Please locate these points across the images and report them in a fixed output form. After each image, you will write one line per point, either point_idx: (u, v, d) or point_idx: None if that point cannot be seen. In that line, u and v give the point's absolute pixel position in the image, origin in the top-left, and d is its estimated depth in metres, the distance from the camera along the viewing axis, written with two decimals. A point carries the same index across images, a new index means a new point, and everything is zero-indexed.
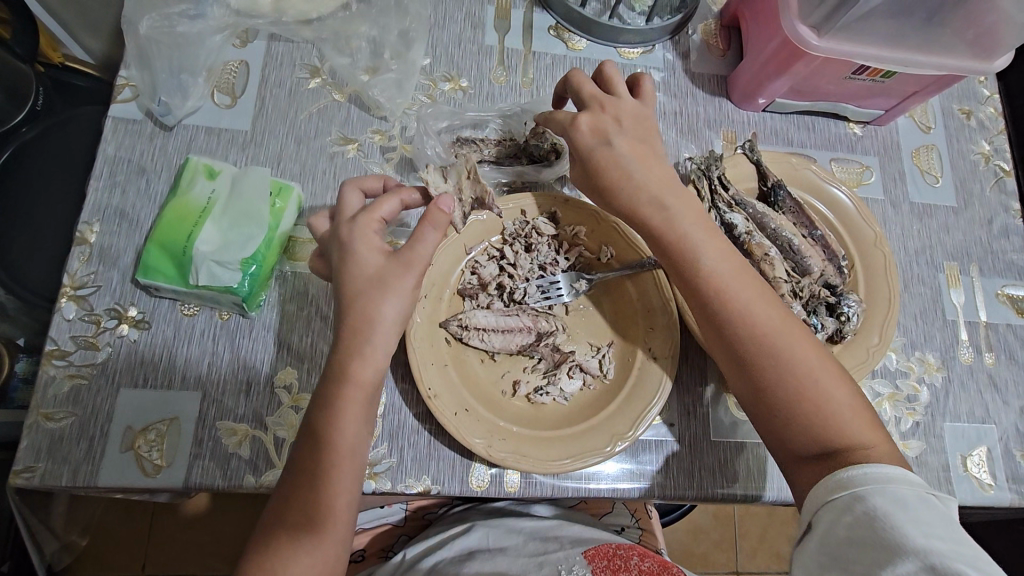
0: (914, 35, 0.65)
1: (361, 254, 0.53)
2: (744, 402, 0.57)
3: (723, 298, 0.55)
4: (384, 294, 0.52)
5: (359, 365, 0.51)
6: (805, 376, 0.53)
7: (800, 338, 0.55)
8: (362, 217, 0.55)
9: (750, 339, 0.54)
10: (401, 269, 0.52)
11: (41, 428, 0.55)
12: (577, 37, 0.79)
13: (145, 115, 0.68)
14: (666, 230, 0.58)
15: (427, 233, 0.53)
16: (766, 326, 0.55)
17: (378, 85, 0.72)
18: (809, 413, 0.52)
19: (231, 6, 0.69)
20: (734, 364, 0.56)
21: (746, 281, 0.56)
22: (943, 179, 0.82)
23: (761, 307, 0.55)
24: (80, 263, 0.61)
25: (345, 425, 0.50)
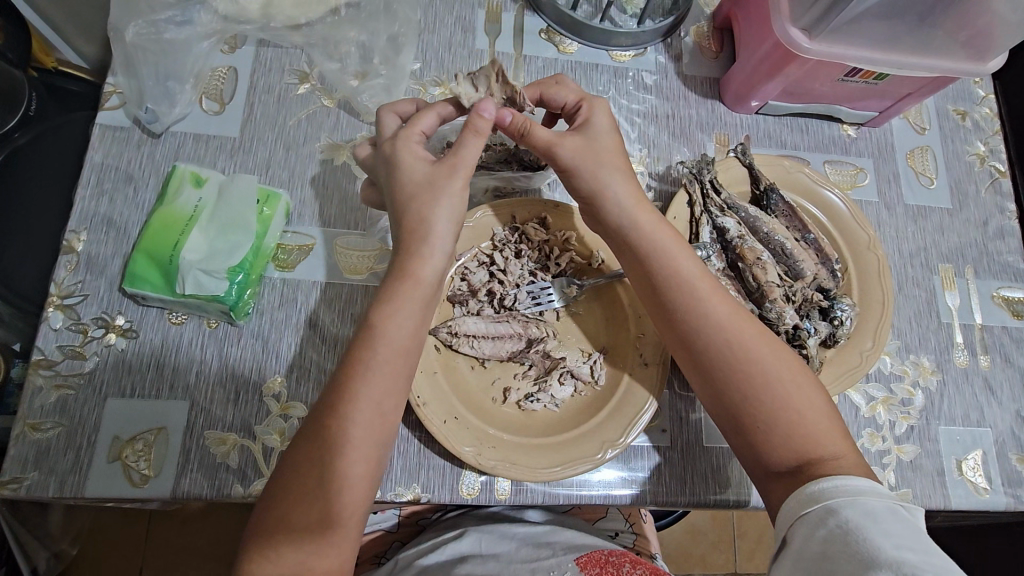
0: (908, 36, 0.65)
1: (405, 164, 0.54)
2: (719, 421, 0.57)
3: (698, 313, 0.56)
4: (437, 197, 0.52)
5: (417, 269, 0.52)
6: (782, 387, 0.53)
7: (774, 350, 0.55)
8: (402, 132, 0.56)
9: (727, 350, 0.55)
10: (448, 172, 0.53)
11: (27, 439, 0.55)
12: (569, 40, 0.78)
13: (133, 122, 0.67)
14: (643, 241, 0.58)
15: (468, 139, 0.53)
16: (741, 339, 0.55)
17: (367, 91, 0.71)
18: (789, 424, 0.53)
19: (219, 12, 0.68)
20: (709, 382, 0.56)
21: (720, 295, 0.57)
22: (938, 181, 0.81)
23: (736, 319, 0.56)
24: (66, 272, 0.61)
25: (397, 326, 0.51)
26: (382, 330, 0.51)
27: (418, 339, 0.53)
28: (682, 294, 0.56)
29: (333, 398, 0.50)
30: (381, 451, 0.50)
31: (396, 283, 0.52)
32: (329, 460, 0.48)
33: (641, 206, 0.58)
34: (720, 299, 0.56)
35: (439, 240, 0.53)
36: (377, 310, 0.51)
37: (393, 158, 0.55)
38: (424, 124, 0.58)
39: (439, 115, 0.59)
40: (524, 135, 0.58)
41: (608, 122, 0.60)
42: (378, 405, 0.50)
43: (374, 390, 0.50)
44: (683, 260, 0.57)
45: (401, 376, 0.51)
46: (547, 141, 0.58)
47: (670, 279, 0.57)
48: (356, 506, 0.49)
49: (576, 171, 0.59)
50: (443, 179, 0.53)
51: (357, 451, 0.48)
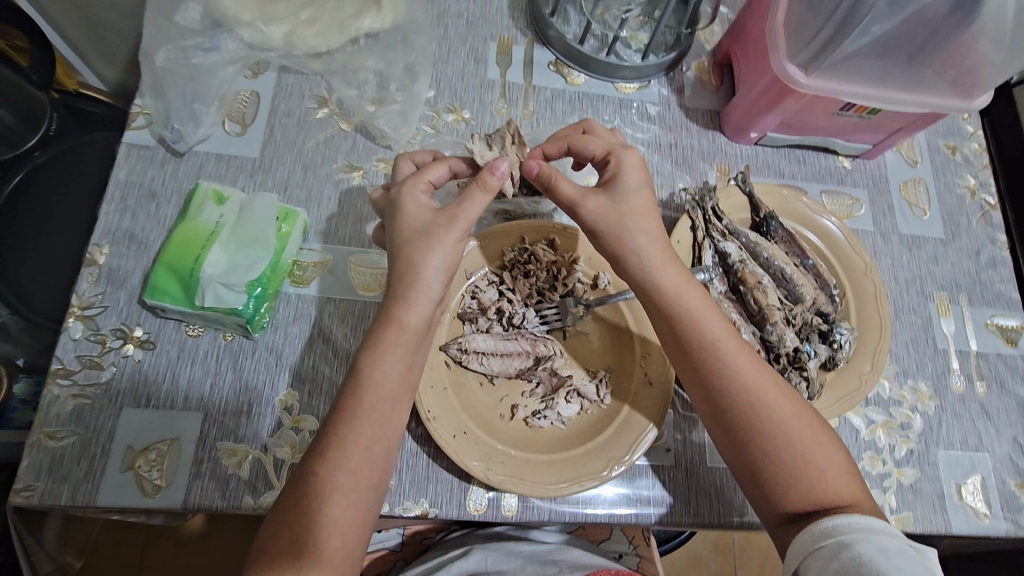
0: (898, 75, 0.68)
1: (409, 212, 0.56)
2: (739, 476, 0.57)
3: (727, 372, 0.57)
4: (429, 247, 0.54)
5: (406, 311, 0.53)
6: (805, 443, 0.55)
7: (796, 407, 0.56)
8: (409, 180, 0.58)
9: (750, 405, 0.56)
10: (446, 222, 0.54)
11: (42, 447, 0.56)
12: (576, 72, 0.82)
13: (158, 142, 0.70)
14: (673, 299, 0.58)
15: (476, 194, 0.55)
16: (764, 394, 0.56)
17: (383, 116, 0.74)
18: (810, 479, 0.54)
19: (245, 40, 0.72)
20: (731, 438, 0.57)
21: (748, 353, 0.58)
22: (931, 212, 0.84)
23: (758, 374, 0.57)
24: (87, 284, 0.63)
25: (385, 368, 0.52)
26: (369, 370, 0.52)
27: (406, 384, 0.54)
28: (711, 352, 0.57)
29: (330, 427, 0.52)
30: (370, 487, 0.51)
31: (382, 329, 0.53)
32: (312, 505, 0.49)
33: (668, 262, 0.59)
34: (745, 356, 0.57)
35: (428, 285, 0.54)
36: (367, 355, 0.53)
37: (396, 207, 0.57)
38: (434, 174, 0.59)
39: (450, 168, 0.61)
40: (551, 187, 0.60)
41: (636, 173, 0.60)
42: (366, 442, 0.51)
43: (368, 425, 0.51)
44: (710, 317, 0.58)
45: (386, 409, 0.52)
46: (572, 199, 0.60)
47: (700, 338, 0.57)
48: (348, 533, 0.49)
49: (583, 197, 0.59)
50: (438, 231, 0.54)
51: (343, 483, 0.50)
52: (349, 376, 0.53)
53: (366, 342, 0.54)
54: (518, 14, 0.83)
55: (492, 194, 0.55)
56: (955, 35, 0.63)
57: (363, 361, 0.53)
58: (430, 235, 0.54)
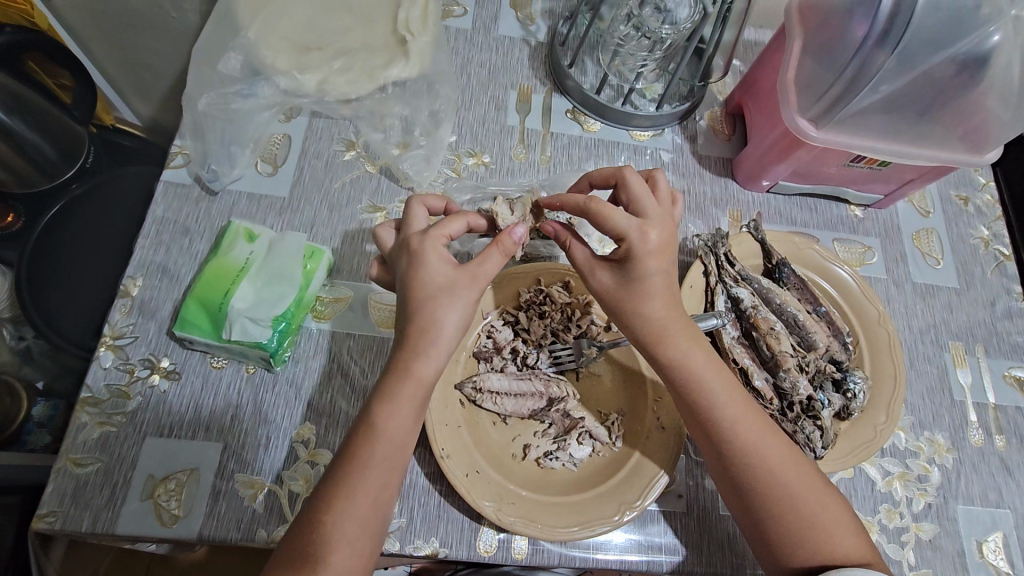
0: (908, 129, 0.69)
1: (430, 265, 0.55)
2: (745, 530, 0.58)
3: (733, 434, 0.57)
4: (451, 303, 0.55)
5: (421, 362, 0.54)
6: (810, 503, 0.55)
7: (802, 468, 0.57)
8: (431, 232, 0.57)
9: (756, 466, 0.56)
10: (468, 281, 0.55)
11: (68, 473, 0.57)
12: (592, 120, 0.85)
13: (194, 180, 0.74)
14: (680, 362, 0.58)
15: (493, 254, 0.57)
16: (769, 456, 0.56)
17: (407, 160, 0.78)
18: (815, 540, 0.54)
19: (280, 87, 0.76)
20: (738, 496, 0.57)
21: (753, 414, 0.58)
22: (944, 262, 0.85)
23: (764, 436, 0.57)
24: (120, 315, 0.65)
25: (398, 419, 0.53)
26: (384, 420, 0.53)
27: (418, 422, 0.55)
28: (716, 414, 0.58)
29: (338, 471, 0.53)
30: (372, 539, 0.52)
31: (399, 382, 0.54)
32: (316, 555, 0.49)
33: (676, 325, 0.59)
34: (750, 417, 0.58)
35: (444, 341, 0.54)
36: (380, 405, 0.54)
37: (415, 259, 0.56)
38: (452, 228, 0.59)
39: (467, 224, 0.61)
40: (565, 249, 0.63)
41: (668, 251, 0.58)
42: (371, 493, 0.52)
43: (366, 483, 0.52)
44: (715, 378, 0.58)
45: (391, 461, 0.53)
46: (584, 263, 0.61)
47: (707, 401, 0.58)
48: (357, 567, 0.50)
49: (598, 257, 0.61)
50: (463, 289, 0.55)
51: (348, 531, 0.50)
52: (361, 422, 0.54)
53: (377, 392, 0.55)
54: (538, 65, 0.88)
55: (506, 256, 0.58)
56: (965, 92, 0.65)
57: (380, 399, 0.54)
58: (454, 292, 0.55)
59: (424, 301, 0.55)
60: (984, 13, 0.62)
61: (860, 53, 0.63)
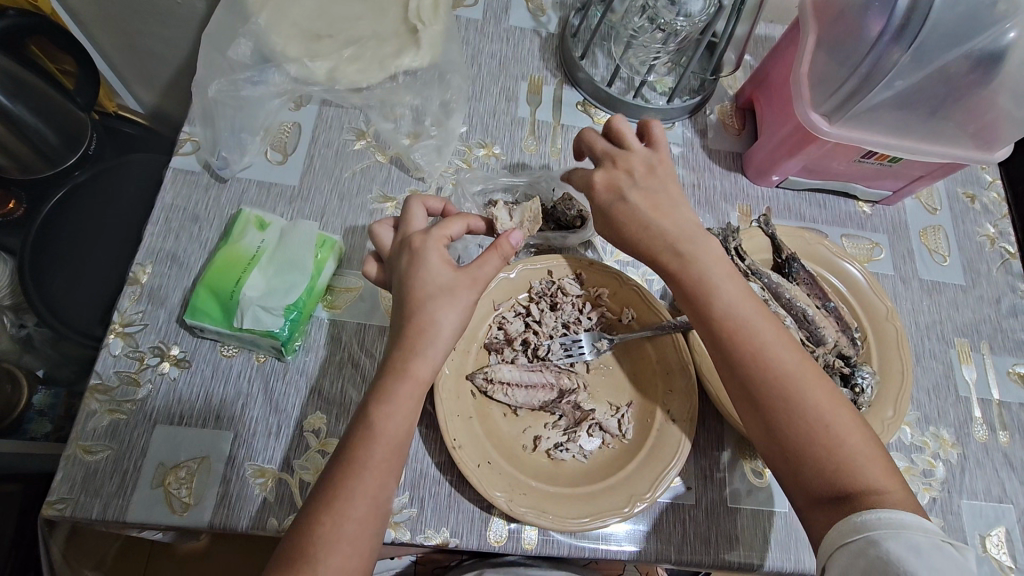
0: (919, 127, 0.69)
1: (433, 266, 0.57)
2: (763, 448, 0.57)
3: (742, 343, 0.57)
4: (451, 304, 0.56)
5: (419, 363, 0.55)
6: (822, 418, 0.54)
7: (815, 384, 0.55)
8: (434, 232, 0.59)
9: (766, 375, 0.56)
10: (469, 284, 0.57)
11: (78, 461, 0.57)
12: (603, 112, 0.85)
13: (204, 167, 0.73)
14: (689, 273, 0.60)
15: (491, 257, 0.59)
16: (780, 365, 0.56)
17: (419, 150, 0.77)
18: (830, 455, 0.53)
19: (291, 75, 0.76)
20: (752, 409, 0.57)
21: (766, 325, 0.58)
22: (951, 259, 0.85)
23: (776, 347, 0.57)
24: (129, 302, 0.65)
25: (396, 421, 0.53)
26: (387, 419, 0.53)
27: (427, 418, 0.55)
28: (719, 316, 0.58)
29: (344, 467, 0.52)
30: (373, 539, 0.51)
31: (394, 381, 0.54)
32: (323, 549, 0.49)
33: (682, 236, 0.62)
34: (763, 329, 0.58)
35: (443, 341, 0.56)
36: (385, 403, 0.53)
37: (418, 259, 0.58)
38: (453, 230, 0.61)
39: (467, 225, 0.63)
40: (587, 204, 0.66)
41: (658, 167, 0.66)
42: (369, 495, 0.51)
43: (368, 483, 0.51)
44: (725, 288, 0.59)
45: (393, 459, 0.53)
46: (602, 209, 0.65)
47: (710, 305, 0.59)
48: (363, 555, 0.50)
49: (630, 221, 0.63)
50: (463, 292, 0.57)
51: (357, 526, 0.50)
52: (361, 419, 0.54)
53: (374, 395, 0.55)
54: (549, 56, 0.87)
55: (506, 258, 0.59)
56: (977, 89, 0.65)
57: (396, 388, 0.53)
58: (456, 294, 0.56)
59: (439, 298, 0.56)
60: (1000, 10, 0.62)
61: (875, 49, 0.63)
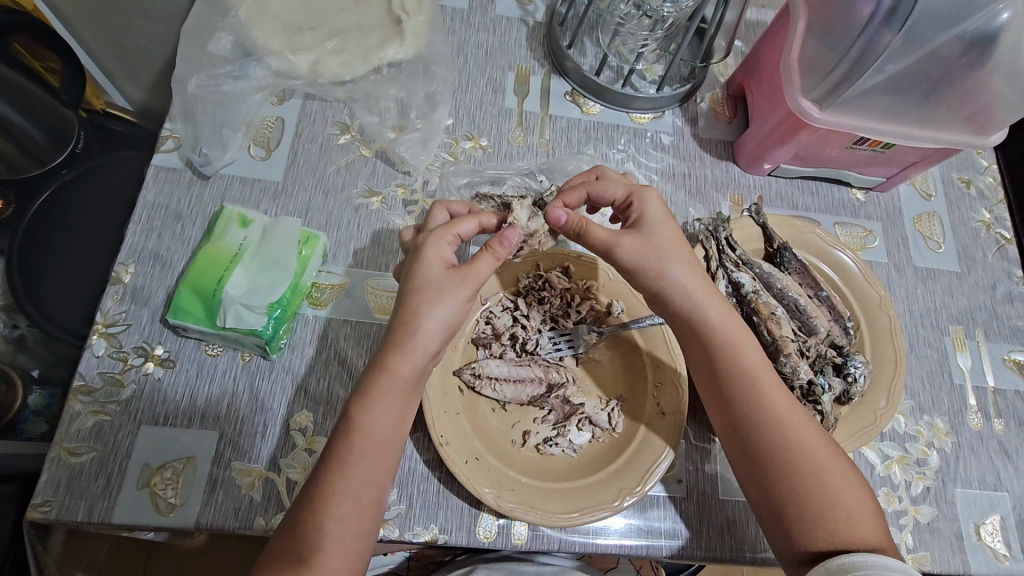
0: (912, 112, 0.68)
1: (428, 261, 0.56)
2: (759, 507, 0.58)
3: (756, 403, 0.58)
4: (439, 300, 0.54)
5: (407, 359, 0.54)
6: (827, 482, 0.55)
7: (821, 449, 0.57)
8: (439, 230, 0.58)
9: (775, 436, 0.57)
10: (460, 280, 0.55)
11: (63, 463, 0.57)
12: (592, 102, 0.84)
13: (186, 165, 0.72)
14: (703, 323, 0.59)
15: (484, 256, 0.56)
16: (792, 428, 0.57)
17: (404, 143, 0.76)
18: (831, 515, 0.54)
19: (272, 68, 0.75)
20: (757, 467, 0.58)
21: (780, 390, 0.59)
22: (946, 246, 0.84)
23: (788, 411, 0.58)
24: (112, 302, 0.64)
25: (382, 416, 0.53)
26: (372, 415, 0.53)
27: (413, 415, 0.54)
28: (730, 368, 0.59)
29: (331, 466, 0.52)
30: (359, 540, 0.51)
31: (380, 376, 0.54)
32: (313, 546, 0.49)
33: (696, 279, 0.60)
34: (778, 393, 0.59)
35: (425, 339, 0.53)
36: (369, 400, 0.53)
37: (417, 255, 0.57)
38: (462, 228, 0.59)
39: (478, 223, 0.60)
40: (582, 233, 0.60)
41: (658, 208, 0.61)
42: (355, 493, 0.51)
43: (354, 483, 0.51)
44: (746, 351, 0.60)
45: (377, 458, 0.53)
46: (606, 240, 0.59)
47: (730, 363, 0.59)
48: (348, 554, 0.50)
49: (638, 268, 0.59)
50: (451, 288, 0.54)
51: (342, 522, 0.50)
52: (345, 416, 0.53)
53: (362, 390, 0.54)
54: (536, 46, 0.86)
55: (498, 257, 0.56)
56: (971, 72, 0.64)
57: (380, 385, 0.53)
58: (445, 291, 0.54)
59: (423, 294, 0.54)
60: None
61: (867, 32, 0.62)
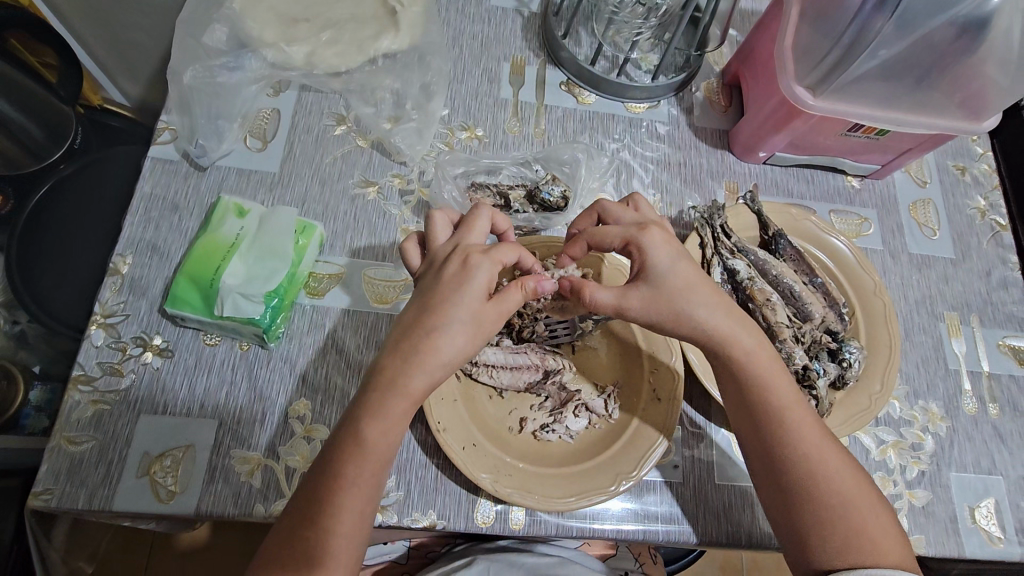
0: (905, 97, 0.68)
1: (475, 290, 0.53)
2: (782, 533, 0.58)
3: (789, 431, 0.57)
4: (474, 337, 0.53)
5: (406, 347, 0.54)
6: (853, 511, 0.55)
7: (848, 479, 0.57)
8: (490, 253, 0.55)
9: (805, 464, 0.56)
10: (493, 319, 0.54)
11: (63, 452, 0.57)
12: (587, 92, 0.84)
13: (182, 156, 0.72)
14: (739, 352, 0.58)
15: (513, 292, 0.56)
16: (822, 457, 0.57)
17: (399, 134, 0.76)
18: (857, 543, 0.54)
19: (268, 60, 0.75)
20: (784, 493, 0.57)
21: (810, 419, 0.58)
22: (941, 232, 0.85)
23: (817, 439, 0.58)
24: (110, 293, 0.65)
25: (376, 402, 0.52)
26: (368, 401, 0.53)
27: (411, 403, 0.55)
28: (763, 395, 0.58)
29: (330, 455, 0.52)
30: (360, 527, 0.52)
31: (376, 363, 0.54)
32: (317, 530, 0.50)
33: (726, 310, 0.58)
34: (809, 422, 0.58)
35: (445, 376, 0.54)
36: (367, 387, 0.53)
37: (466, 275, 0.54)
38: (506, 252, 0.56)
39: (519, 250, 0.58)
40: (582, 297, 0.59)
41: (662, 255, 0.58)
42: (355, 478, 0.51)
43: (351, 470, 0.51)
44: (778, 380, 0.59)
45: (380, 468, 0.53)
46: (613, 302, 0.58)
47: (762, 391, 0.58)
48: (346, 538, 0.51)
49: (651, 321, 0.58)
50: (486, 330, 0.54)
51: (343, 509, 0.51)
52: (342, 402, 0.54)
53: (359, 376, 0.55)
54: (531, 36, 0.86)
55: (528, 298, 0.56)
56: (963, 58, 0.64)
57: (377, 371, 0.53)
58: (479, 330, 0.54)
59: (459, 326, 0.53)
60: None
61: (858, 18, 0.62)
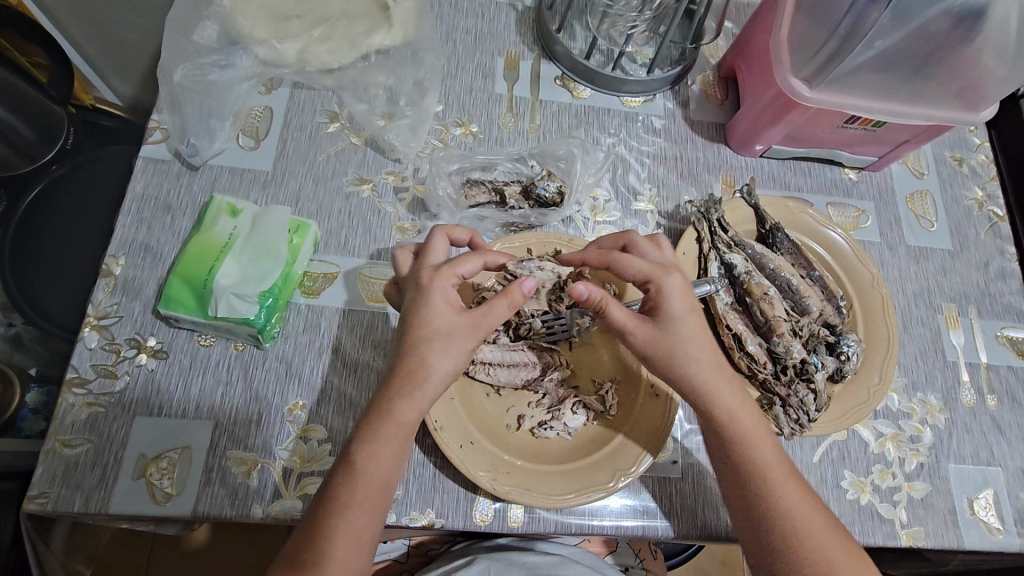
0: (902, 89, 0.68)
1: (434, 307, 0.55)
2: None
3: (767, 487, 0.56)
4: (448, 347, 0.54)
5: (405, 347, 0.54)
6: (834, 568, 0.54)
7: (828, 532, 0.56)
8: (442, 271, 0.57)
9: (783, 520, 0.56)
10: (468, 328, 0.55)
11: (58, 455, 0.57)
12: (582, 86, 0.83)
13: (174, 156, 0.72)
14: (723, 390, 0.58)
15: (500, 301, 0.56)
16: (799, 511, 0.56)
17: (393, 130, 0.75)
18: None
19: (259, 57, 0.74)
20: (764, 550, 0.56)
21: (787, 471, 0.57)
22: (938, 224, 0.84)
23: (796, 494, 0.57)
24: (103, 295, 0.64)
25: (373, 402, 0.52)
26: None
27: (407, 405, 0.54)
28: (745, 448, 0.57)
29: None
30: (359, 527, 0.52)
31: None
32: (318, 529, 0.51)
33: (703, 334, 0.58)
34: (787, 475, 0.57)
35: (433, 385, 0.54)
36: None
37: (422, 296, 0.56)
38: (466, 267, 0.58)
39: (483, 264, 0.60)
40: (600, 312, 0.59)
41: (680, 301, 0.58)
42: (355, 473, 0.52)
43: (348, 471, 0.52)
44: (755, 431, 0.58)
45: (375, 473, 0.53)
46: (622, 322, 0.58)
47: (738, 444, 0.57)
48: (345, 538, 0.51)
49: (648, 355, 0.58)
50: (461, 335, 0.54)
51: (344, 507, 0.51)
52: None
53: None
54: (526, 30, 0.85)
55: (517, 307, 0.56)
56: (959, 48, 0.63)
57: None
58: (453, 338, 0.54)
59: (435, 337, 0.54)
60: None
61: (854, 10, 0.62)
